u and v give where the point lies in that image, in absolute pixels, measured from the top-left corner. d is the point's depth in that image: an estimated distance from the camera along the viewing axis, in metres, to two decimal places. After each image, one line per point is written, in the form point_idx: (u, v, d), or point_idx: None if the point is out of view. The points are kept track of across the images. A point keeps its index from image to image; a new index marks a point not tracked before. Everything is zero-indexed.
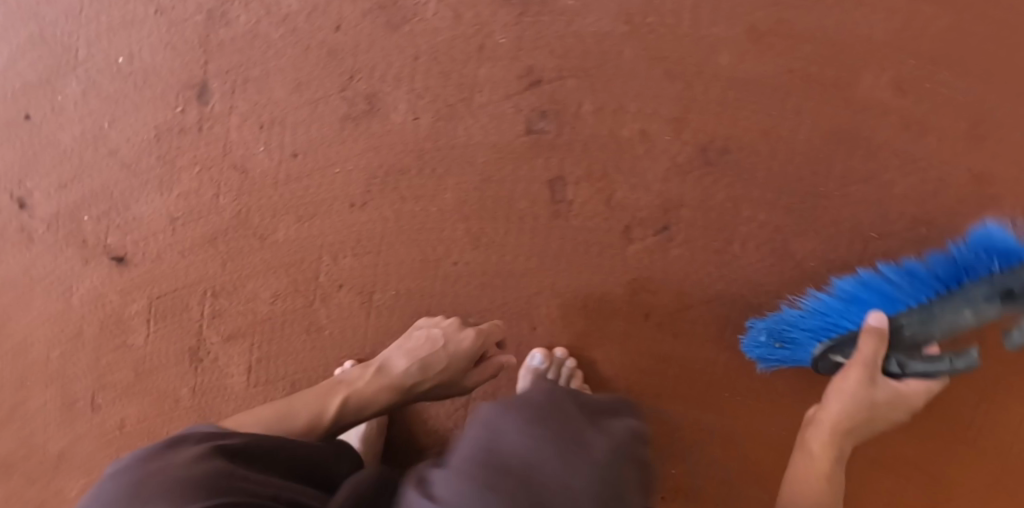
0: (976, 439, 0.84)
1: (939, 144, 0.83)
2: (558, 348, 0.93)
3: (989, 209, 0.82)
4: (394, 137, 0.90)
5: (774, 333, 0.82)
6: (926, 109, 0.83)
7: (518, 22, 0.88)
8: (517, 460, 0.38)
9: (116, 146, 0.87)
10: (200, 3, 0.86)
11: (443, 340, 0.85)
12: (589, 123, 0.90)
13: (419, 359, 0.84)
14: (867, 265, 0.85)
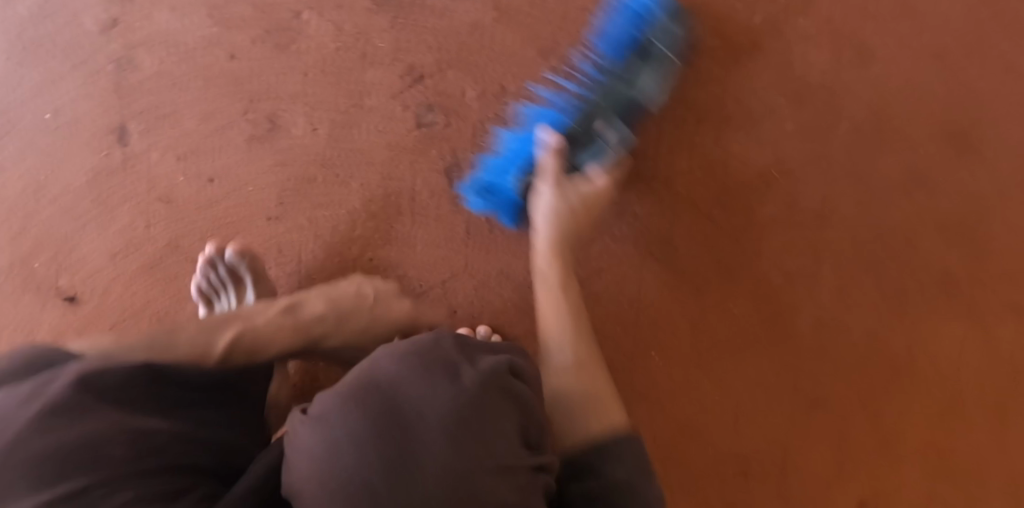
0: (902, 367, 0.93)
1: (810, 82, 0.91)
2: (481, 326, 0.92)
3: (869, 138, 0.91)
4: (298, 149, 0.95)
5: (479, 189, 0.88)
6: (794, 51, 0.91)
7: (392, 25, 0.92)
8: (390, 380, 0.52)
9: (55, 195, 0.98)
10: (111, 55, 0.97)
11: (374, 299, 0.80)
12: (475, 108, 0.91)
13: (342, 306, 0.77)
14: (764, 213, 0.92)
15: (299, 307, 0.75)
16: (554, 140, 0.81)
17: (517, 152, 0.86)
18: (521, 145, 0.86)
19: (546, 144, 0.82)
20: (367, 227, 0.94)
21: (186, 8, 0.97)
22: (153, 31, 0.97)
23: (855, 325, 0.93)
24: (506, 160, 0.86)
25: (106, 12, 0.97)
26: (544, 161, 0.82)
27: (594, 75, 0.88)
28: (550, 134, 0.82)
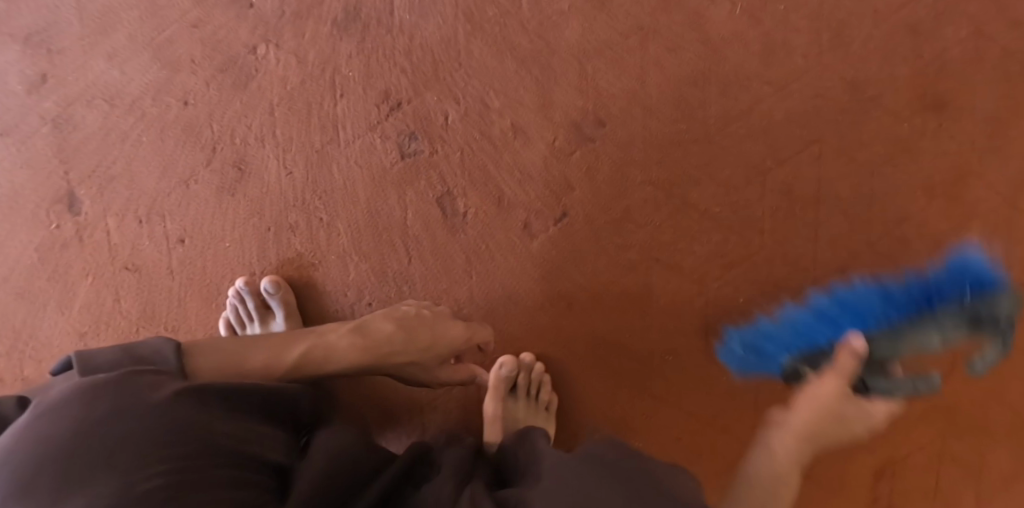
0: None
1: (801, 62, 0.86)
2: (525, 352, 0.91)
3: (870, 111, 0.87)
4: (271, 194, 0.88)
5: (746, 344, 0.79)
6: (779, 29, 0.86)
7: (360, 50, 0.85)
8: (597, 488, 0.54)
9: (6, 278, 0.91)
10: (45, 115, 0.89)
11: (433, 320, 0.83)
12: (460, 131, 0.87)
13: (404, 325, 0.81)
14: (758, 190, 0.88)
15: (366, 328, 0.80)
16: (864, 344, 0.64)
17: (811, 330, 0.71)
18: (815, 327, 0.71)
19: (846, 342, 0.66)
20: (361, 268, 0.88)
21: (123, 53, 0.87)
22: (88, 83, 0.88)
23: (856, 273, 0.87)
24: (807, 325, 0.72)
25: (32, 68, 0.88)
26: (837, 358, 0.65)
27: (883, 315, 0.66)
28: (859, 339, 0.65)
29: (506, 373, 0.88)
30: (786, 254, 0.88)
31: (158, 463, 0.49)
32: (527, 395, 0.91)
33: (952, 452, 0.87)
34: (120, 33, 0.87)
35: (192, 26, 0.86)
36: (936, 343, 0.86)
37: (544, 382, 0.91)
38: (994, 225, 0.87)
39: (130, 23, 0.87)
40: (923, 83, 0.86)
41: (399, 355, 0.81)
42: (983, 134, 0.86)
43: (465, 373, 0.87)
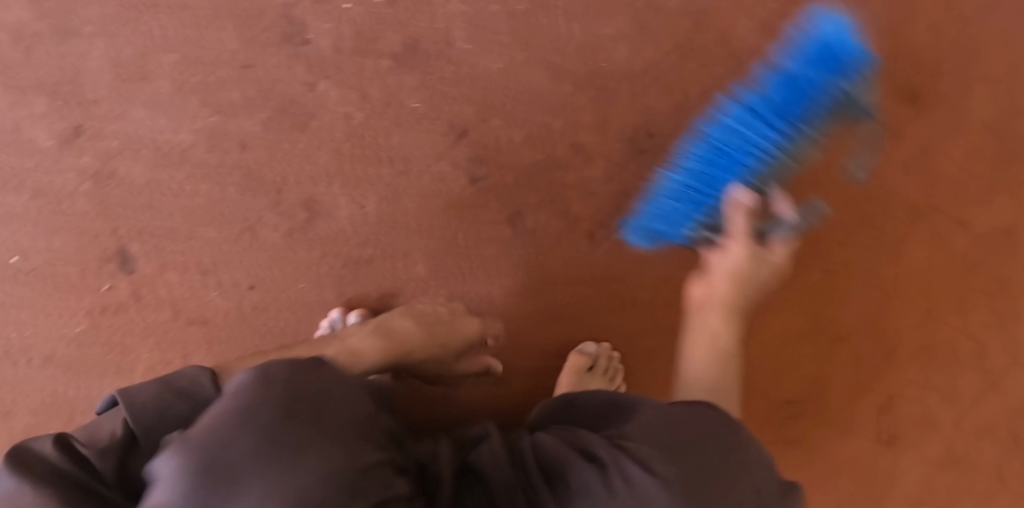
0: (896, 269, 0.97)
1: None
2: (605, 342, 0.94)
3: (868, 103, 0.95)
4: (343, 233, 0.88)
5: (649, 229, 0.90)
6: None
7: (423, 82, 0.86)
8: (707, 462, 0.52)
9: (53, 349, 0.87)
10: (84, 171, 0.83)
11: (450, 315, 0.85)
12: (525, 153, 0.90)
13: (423, 325, 0.82)
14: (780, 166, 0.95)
15: (389, 328, 0.80)
16: (748, 199, 0.81)
17: (707, 182, 0.84)
18: (699, 168, 0.85)
19: (736, 202, 0.82)
20: (439, 294, 0.90)
21: (167, 99, 0.83)
22: (130, 134, 0.83)
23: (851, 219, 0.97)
24: (684, 190, 0.86)
25: (64, 122, 0.82)
26: (733, 218, 0.82)
27: (768, 131, 0.79)
28: (746, 195, 0.81)
29: (589, 352, 0.92)
30: (800, 236, 0.97)
31: (354, 429, 0.48)
32: (603, 373, 0.92)
33: (949, 389, 0.98)
34: (161, 78, 0.82)
35: (243, 66, 0.83)
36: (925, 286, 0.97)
37: (620, 372, 0.94)
38: (963, 202, 0.96)
39: (171, 67, 0.82)
40: (903, 80, 0.94)
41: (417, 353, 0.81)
42: (953, 125, 0.95)
43: (484, 361, 0.90)
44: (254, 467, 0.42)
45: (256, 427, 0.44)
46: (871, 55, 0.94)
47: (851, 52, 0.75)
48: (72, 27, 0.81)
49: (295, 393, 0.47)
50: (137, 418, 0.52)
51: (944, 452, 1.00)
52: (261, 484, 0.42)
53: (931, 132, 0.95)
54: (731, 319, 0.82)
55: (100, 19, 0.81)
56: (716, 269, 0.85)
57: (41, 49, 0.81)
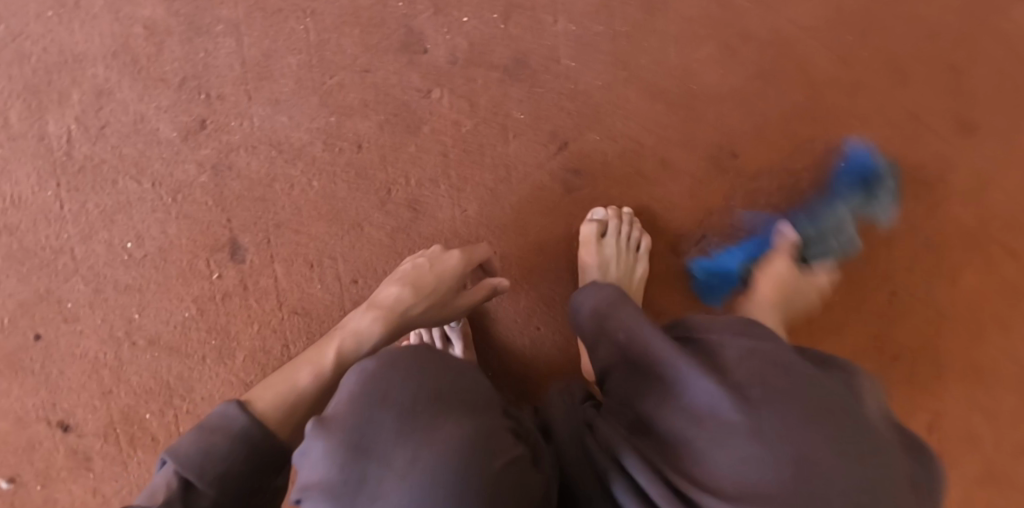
0: (956, 272, 1.01)
1: (881, 97, 1.00)
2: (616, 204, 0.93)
3: (928, 135, 1.00)
4: (444, 234, 0.91)
5: (711, 271, 0.96)
6: (864, 73, 1.00)
7: (530, 94, 0.91)
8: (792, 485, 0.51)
9: (158, 333, 0.89)
10: (202, 163, 0.86)
11: (430, 264, 0.81)
12: (618, 166, 0.94)
13: (408, 282, 0.79)
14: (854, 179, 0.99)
15: (378, 301, 0.78)
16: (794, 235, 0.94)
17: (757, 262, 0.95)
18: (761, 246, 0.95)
19: (783, 236, 0.94)
20: (529, 297, 0.93)
21: (290, 98, 0.86)
22: (251, 129, 0.86)
23: (920, 215, 1.01)
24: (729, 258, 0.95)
25: (189, 114, 0.86)
26: (777, 245, 0.95)
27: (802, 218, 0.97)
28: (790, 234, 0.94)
29: (602, 220, 0.91)
30: (863, 248, 1.01)
31: (462, 410, 0.56)
32: (618, 235, 0.90)
33: (993, 410, 1.01)
34: (286, 78, 0.86)
35: (363, 70, 0.87)
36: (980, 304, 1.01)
37: (635, 225, 0.93)
38: (1020, 234, 1.00)
39: (295, 68, 0.86)
40: (963, 113, 1.00)
41: (419, 306, 0.78)
42: (1010, 158, 1.00)
43: (487, 286, 0.82)
44: (397, 433, 0.53)
45: (391, 410, 0.54)
46: (935, 88, 1.01)
47: (865, 160, 0.98)
48: (203, 25, 0.85)
49: (408, 389, 0.55)
50: (189, 467, 0.58)
51: (981, 468, 1.01)
52: (412, 441, 0.52)
53: (990, 164, 1.00)
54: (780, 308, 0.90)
55: (232, 19, 0.85)
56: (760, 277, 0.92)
57: (172, 44, 0.85)
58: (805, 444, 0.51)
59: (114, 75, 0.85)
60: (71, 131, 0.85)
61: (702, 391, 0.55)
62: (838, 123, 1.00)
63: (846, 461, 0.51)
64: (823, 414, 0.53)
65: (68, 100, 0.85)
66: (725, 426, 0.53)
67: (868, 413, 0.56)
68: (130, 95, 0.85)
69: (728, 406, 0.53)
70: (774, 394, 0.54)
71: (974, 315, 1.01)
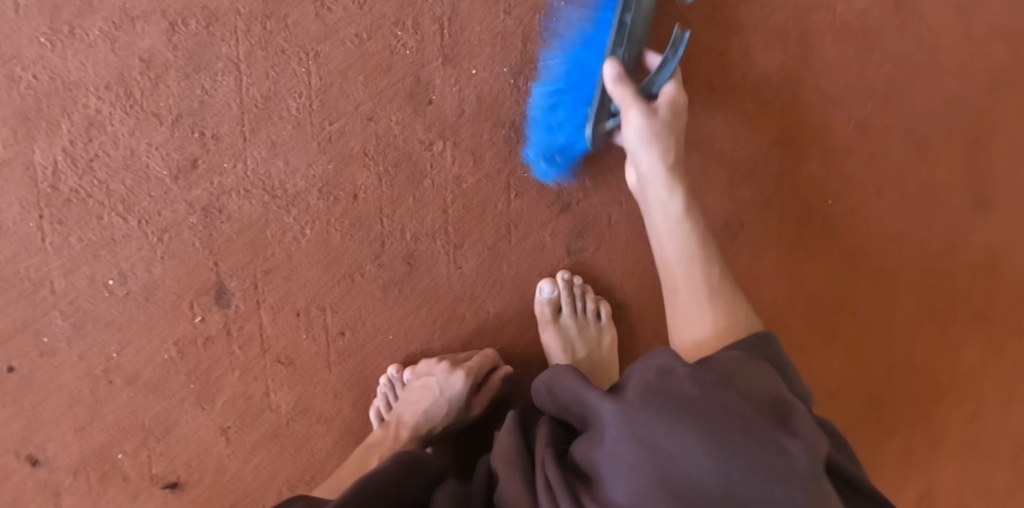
0: (951, 332, 1.07)
1: (896, 168, 1.00)
2: (560, 272, 0.90)
3: (934, 208, 1.02)
4: (439, 290, 0.88)
5: (550, 151, 0.87)
6: (881, 144, 0.99)
7: (537, 152, 0.88)
8: (685, 481, 0.56)
9: (136, 372, 0.86)
10: (193, 202, 0.83)
11: (438, 389, 0.85)
12: (622, 231, 0.91)
13: (422, 412, 0.85)
14: (869, 241, 1.02)
15: (401, 420, 0.85)
16: (614, 69, 0.77)
17: (575, 86, 0.84)
18: (575, 80, 0.84)
19: (604, 79, 0.79)
20: (520, 357, 0.92)
21: (288, 142, 0.83)
22: (245, 172, 0.83)
23: (930, 275, 1.04)
24: (560, 95, 0.85)
25: (182, 152, 0.82)
26: (614, 94, 0.78)
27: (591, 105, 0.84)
28: (611, 65, 0.77)
29: (551, 296, 0.89)
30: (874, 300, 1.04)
31: None
32: (574, 310, 0.90)
33: (963, 466, 1.11)
34: (285, 122, 0.83)
35: (366, 118, 0.84)
36: (965, 366, 1.08)
37: (586, 291, 0.91)
38: (1007, 308, 1.07)
39: (296, 111, 0.83)
40: (977, 189, 1.03)
41: (442, 425, 0.88)
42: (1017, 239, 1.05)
43: (495, 387, 0.88)
44: None
45: None
46: (950, 162, 1.01)
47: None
48: (202, 61, 0.81)
49: None
50: None
51: None
52: None
53: (1001, 242, 1.05)
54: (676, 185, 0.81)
55: (232, 56, 0.81)
56: (629, 144, 0.80)
57: (169, 79, 0.81)
58: (677, 441, 0.57)
59: (106, 107, 0.81)
60: (58, 161, 0.82)
61: (603, 415, 0.62)
62: (855, 195, 1.00)
63: (715, 446, 0.56)
64: (696, 409, 0.59)
65: (56, 129, 0.81)
66: (615, 439, 0.60)
67: (751, 403, 0.60)
68: (122, 129, 0.82)
69: (616, 421, 0.61)
70: (650, 400, 0.61)
71: (960, 384, 1.08)
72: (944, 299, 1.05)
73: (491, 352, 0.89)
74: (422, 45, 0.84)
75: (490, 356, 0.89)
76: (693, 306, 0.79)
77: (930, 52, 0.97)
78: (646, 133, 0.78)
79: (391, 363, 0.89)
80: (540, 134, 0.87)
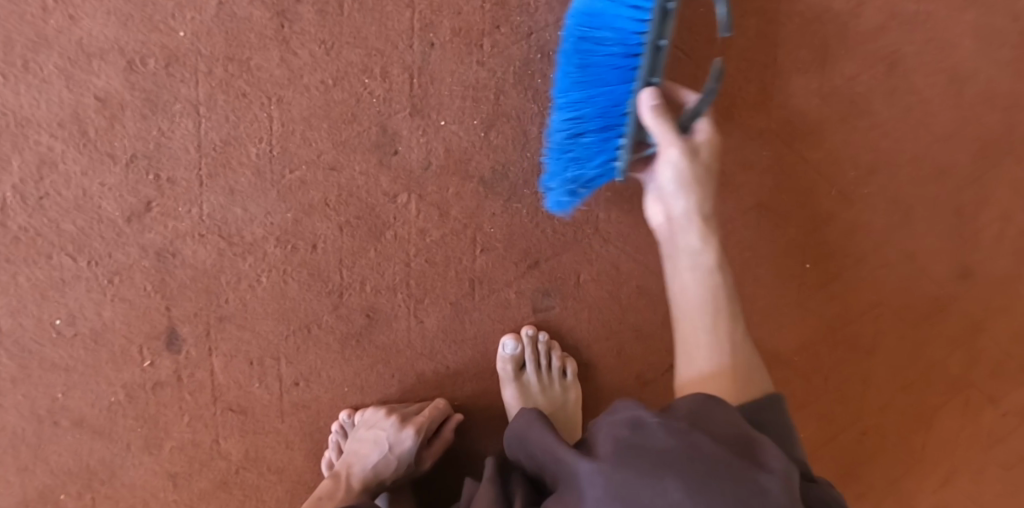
0: (936, 404, 1.03)
1: (880, 237, 0.98)
2: (526, 326, 0.88)
3: (917, 277, 0.99)
4: (399, 345, 0.86)
5: (570, 183, 0.77)
6: (864, 212, 0.97)
7: (505, 209, 0.85)
8: None
9: (82, 415, 0.84)
10: (146, 246, 0.81)
11: (387, 448, 0.81)
12: (591, 291, 0.88)
13: (371, 467, 0.82)
14: (850, 308, 1.00)
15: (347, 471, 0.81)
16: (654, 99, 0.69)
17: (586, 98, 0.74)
18: (583, 71, 0.73)
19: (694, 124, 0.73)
20: (479, 414, 0.89)
21: (247, 190, 0.81)
22: (201, 217, 0.81)
23: (915, 345, 1.02)
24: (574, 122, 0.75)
25: (135, 195, 0.80)
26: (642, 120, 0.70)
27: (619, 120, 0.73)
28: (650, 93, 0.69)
29: (514, 352, 0.86)
30: (858, 369, 1.02)
31: None
32: (538, 367, 0.87)
33: None
34: (244, 168, 0.80)
35: (329, 167, 0.81)
36: (952, 438, 1.05)
37: (553, 347, 0.88)
38: (1001, 381, 1.03)
39: (256, 157, 0.80)
40: (966, 260, 0.99)
41: (391, 478, 0.84)
42: (998, 305, 1.01)
43: (449, 439, 0.84)
44: None
45: None
46: (937, 232, 0.98)
47: None
48: (160, 102, 0.78)
49: None
50: None
51: None
52: None
53: (980, 310, 1.01)
54: (709, 232, 0.75)
55: (191, 98, 0.79)
56: (664, 186, 0.75)
57: (125, 119, 0.78)
58: (668, 499, 0.54)
59: (58, 145, 0.78)
60: (7, 198, 0.79)
61: (579, 474, 0.59)
62: (833, 264, 0.98)
63: (704, 500, 0.53)
64: (675, 464, 0.55)
65: (6, 166, 0.78)
66: (598, 499, 0.56)
67: (720, 445, 0.57)
68: (74, 168, 0.79)
69: (596, 481, 0.57)
70: (624, 456, 0.57)
71: (933, 451, 1.05)
72: (929, 370, 1.03)
73: (442, 403, 0.85)
74: (390, 95, 0.81)
75: (441, 408, 0.85)
76: (703, 344, 0.74)
77: (920, 120, 0.95)
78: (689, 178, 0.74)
79: (343, 408, 0.86)
80: (563, 165, 0.77)
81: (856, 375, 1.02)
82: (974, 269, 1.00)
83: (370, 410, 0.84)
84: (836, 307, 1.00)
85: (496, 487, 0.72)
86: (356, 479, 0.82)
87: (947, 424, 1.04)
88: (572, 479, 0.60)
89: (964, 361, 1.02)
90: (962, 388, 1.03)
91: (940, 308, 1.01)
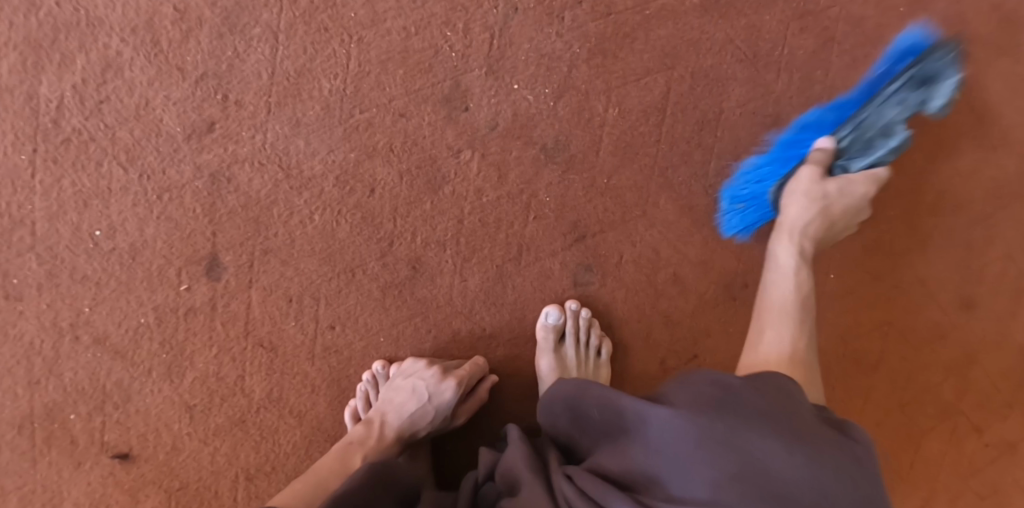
0: (926, 422, 0.98)
1: (896, 258, 0.95)
2: (570, 300, 0.87)
3: (927, 305, 0.95)
4: (439, 300, 0.85)
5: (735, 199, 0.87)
6: (885, 232, 0.94)
7: (561, 179, 0.85)
8: (766, 470, 0.54)
9: (107, 333, 0.82)
10: (202, 167, 0.80)
11: (427, 398, 0.80)
12: (630, 272, 0.88)
13: (406, 416, 0.81)
14: (861, 325, 0.96)
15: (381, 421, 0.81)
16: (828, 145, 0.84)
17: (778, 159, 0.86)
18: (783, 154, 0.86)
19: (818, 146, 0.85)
20: (509, 381, 0.89)
21: (312, 124, 0.81)
22: (262, 145, 0.80)
23: (910, 359, 0.97)
24: (761, 170, 0.86)
25: (199, 113, 0.79)
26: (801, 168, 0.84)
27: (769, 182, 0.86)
28: (796, 148, 0.82)
29: (555, 323, 0.85)
30: (853, 373, 0.97)
31: None
32: (577, 341, 0.87)
33: None
34: (313, 102, 0.80)
35: (398, 114, 0.82)
36: (935, 460, 0.98)
37: (593, 324, 0.88)
38: (988, 414, 0.97)
39: (327, 93, 0.80)
40: (968, 291, 0.95)
41: (424, 431, 0.83)
42: (995, 341, 0.96)
43: (483, 398, 0.85)
44: None
45: None
46: (945, 258, 0.95)
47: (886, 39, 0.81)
48: (239, 23, 0.78)
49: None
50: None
51: None
52: None
53: (976, 343, 0.96)
54: (803, 258, 0.82)
55: (271, 25, 0.79)
56: (789, 193, 0.83)
57: (201, 35, 0.78)
58: (759, 443, 0.55)
59: (128, 51, 0.78)
60: (64, 97, 0.78)
61: (651, 418, 0.59)
62: (853, 278, 0.95)
63: (799, 450, 0.55)
64: (768, 417, 0.57)
65: (69, 64, 0.77)
66: (677, 443, 0.57)
67: (810, 418, 0.59)
68: (140, 77, 0.78)
69: (677, 428, 0.57)
70: (704, 404, 0.59)
71: (916, 472, 0.98)
72: (926, 390, 0.97)
73: (481, 361, 0.85)
74: (467, 50, 0.82)
75: (480, 366, 0.85)
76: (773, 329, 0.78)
77: (950, 150, 0.92)
78: (813, 200, 0.82)
79: (377, 358, 0.85)
80: (739, 184, 0.87)
81: (853, 380, 0.97)
82: (976, 301, 0.95)
83: (408, 362, 0.84)
84: (849, 322, 0.96)
85: (527, 452, 0.68)
86: (387, 425, 0.81)
87: (937, 451, 0.98)
88: (642, 431, 0.60)
89: (958, 386, 0.97)
90: (952, 411, 0.97)
91: (943, 334, 0.96)
